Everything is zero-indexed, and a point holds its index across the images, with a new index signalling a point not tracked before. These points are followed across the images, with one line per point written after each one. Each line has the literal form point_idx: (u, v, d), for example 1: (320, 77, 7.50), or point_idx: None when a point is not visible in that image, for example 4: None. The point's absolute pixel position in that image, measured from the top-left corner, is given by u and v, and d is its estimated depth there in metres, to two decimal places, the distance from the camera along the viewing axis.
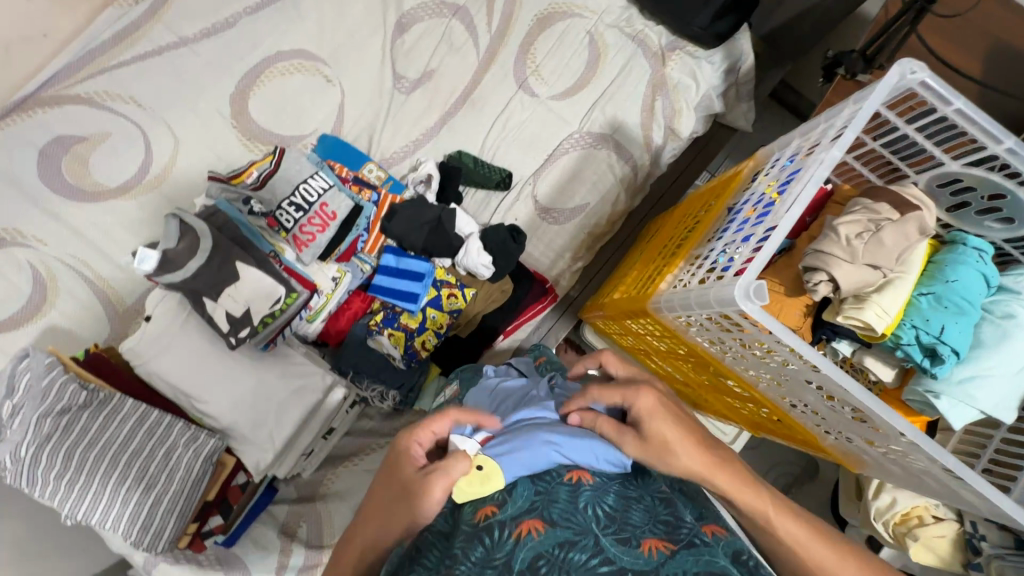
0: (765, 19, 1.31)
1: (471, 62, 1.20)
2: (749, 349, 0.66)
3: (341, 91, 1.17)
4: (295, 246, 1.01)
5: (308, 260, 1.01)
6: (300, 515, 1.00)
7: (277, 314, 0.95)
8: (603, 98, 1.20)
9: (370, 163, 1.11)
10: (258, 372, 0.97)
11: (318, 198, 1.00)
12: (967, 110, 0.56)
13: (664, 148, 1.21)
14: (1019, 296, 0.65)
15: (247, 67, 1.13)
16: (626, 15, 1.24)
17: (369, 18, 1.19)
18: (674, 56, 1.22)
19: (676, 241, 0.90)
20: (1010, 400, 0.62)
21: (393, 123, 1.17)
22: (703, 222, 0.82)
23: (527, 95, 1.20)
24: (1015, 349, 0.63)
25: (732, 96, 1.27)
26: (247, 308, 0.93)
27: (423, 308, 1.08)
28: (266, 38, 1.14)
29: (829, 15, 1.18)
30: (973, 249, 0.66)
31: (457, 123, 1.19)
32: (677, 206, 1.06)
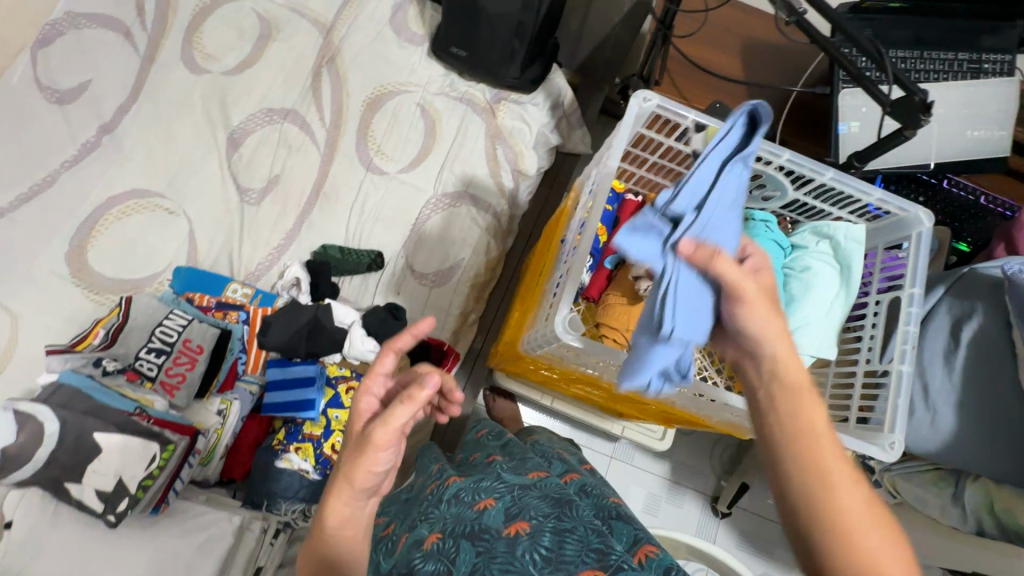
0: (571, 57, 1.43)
1: (315, 158, 1.24)
2: (604, 364, 0.75)
3: (188, 219, 1.17)
4: (165, 393, 0.98)
5: (183, 403, 0.99)
6: None
7: (157, 472, 0.89)
8: (450, 159, 1.28)
9: (233, 283, 1.12)
10: (149, 544, 0.88)
11: (178, 336, 1.00)
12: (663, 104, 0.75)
13: (519, 190, 1.30)
14: (809, 250, 0.82)
15: (79, 220, 1.13)
16: (449, 80, 1.33)
17: (200, 138, 1.22)
18: (501, 105, 1.32)
19: (536, 276, 0.99)
20: (829, 336, 0.79)
21: (251, 236, 1.19)
22: (548, 256, 0.91)
23: (377, 175, 1.26)
24: (822, 295, 0.79)
25: (566, 126, 1.35)
26: (119, 479, 0.87)
27: (325, 411, 1.05)
28: (96, 185, 1.15)
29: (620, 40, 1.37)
30: (761, 221, 0.82)
31: (316, 220, 1.22)
32: (539, 245, 1.09)
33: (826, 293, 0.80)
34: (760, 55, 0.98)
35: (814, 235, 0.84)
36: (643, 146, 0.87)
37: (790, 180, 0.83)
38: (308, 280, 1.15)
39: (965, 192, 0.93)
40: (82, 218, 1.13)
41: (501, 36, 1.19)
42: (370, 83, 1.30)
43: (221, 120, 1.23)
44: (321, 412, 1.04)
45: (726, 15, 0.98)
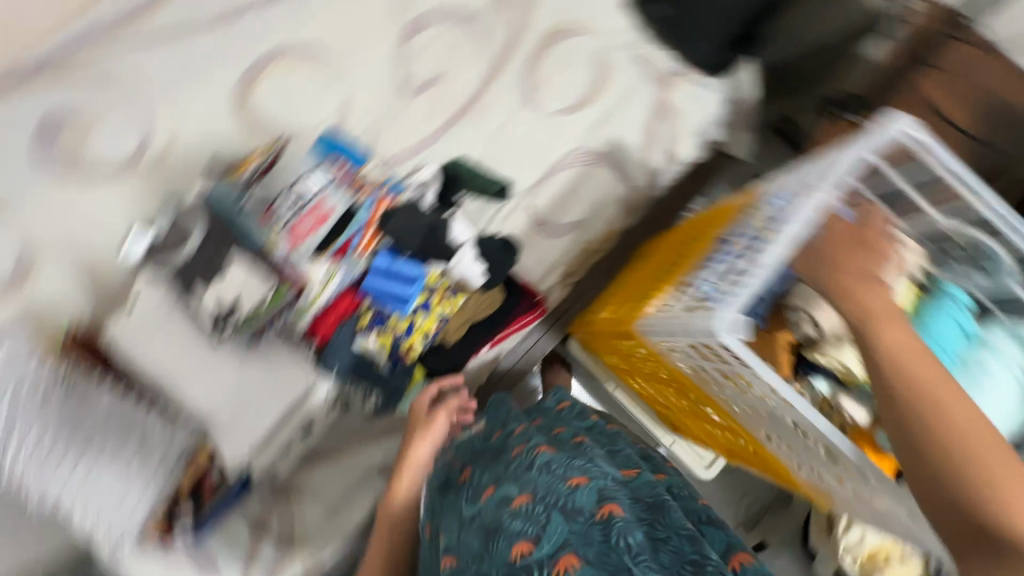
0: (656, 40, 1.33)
1: (482, 65, 1.26)
2: (731, 380, 0.72)
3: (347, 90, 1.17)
4: (289, 240, 0.99)
5: (301, 255, 0.99)
6: (272, 511, 1.12)
7: (309, 304, 1.01)
8: (608, 119, 1.30)
9: (369, 162, 1.14)
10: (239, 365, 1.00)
11: (317, 192, 1.02)
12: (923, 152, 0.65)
13: (659, 171, 1.33)
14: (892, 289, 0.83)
15: (252, 56, 1.08)
16: (635, 37, 1.34)
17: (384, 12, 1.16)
18: (677, 81, 1.34)
19: (667, 264, 0.97)
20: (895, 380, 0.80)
21: (396, 126, 1.22)
22: (691, 251, 0.88)
23: (530, 109, 1.28)
24: None
25: (732, 124, 1.41)
26: (240, 293, 0.98)
27: (414, 311, 1.07)
28: (281, 24, 1.08)
29: (690, 30, 1.28)
30: None
31: (457, 132, 1.26)
32: (675, 227, 1.07)
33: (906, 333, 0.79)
34: None
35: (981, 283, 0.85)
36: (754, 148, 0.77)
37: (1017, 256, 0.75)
38: (439, 182, 1.18)
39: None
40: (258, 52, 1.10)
41: None
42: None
43: None
44: (410, 310, 1.07)
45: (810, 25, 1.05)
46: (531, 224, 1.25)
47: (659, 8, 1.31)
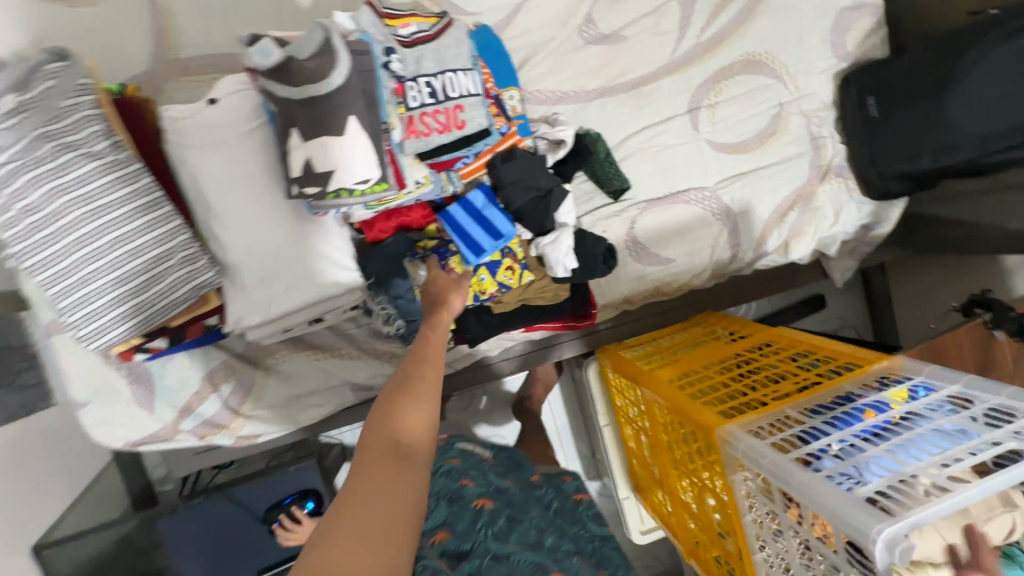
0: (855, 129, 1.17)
1: (663, 56, 1.16)
2: (792, 535, 0.66)
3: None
4: (405, 129, 0.84)
5: (408, 152, 0.85)
6: (233, 370, 1.04)
7: (355, 193, 0.76)
8: (749, 176, 1.20)
9: (515, 89, 1.00)
10: (269, 227, 0.79)
11: (457, 97, 0.86)
12: None
13: (767, 256, 1.24)
14: None
15: None
16: (823, 114, 1.22)
17: None
18: (834, 179, 1.23)
19: (762, 376, 0.91)
20: None
21: (553, 63, 1.10)
22: (807, 381, 0.82)
23: (690, 124, 1.18)
24: None
25: (847, 248, 1.32)
26: (332, 170, 0.72)
27: (479, 266, 0.99)
28: None
29: (902, 144, 1.09)
30: None
31: (610, 106, 1.14)
32: (767, 328, 1.04)
33: None
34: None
35: None
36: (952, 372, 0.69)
37: None
38: (566, 151, 1.05)
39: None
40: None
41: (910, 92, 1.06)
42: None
43: None
44: (476, 263, 0.98)
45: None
46: (626, 237, 1.16)
47: (884, 101, 1.10)
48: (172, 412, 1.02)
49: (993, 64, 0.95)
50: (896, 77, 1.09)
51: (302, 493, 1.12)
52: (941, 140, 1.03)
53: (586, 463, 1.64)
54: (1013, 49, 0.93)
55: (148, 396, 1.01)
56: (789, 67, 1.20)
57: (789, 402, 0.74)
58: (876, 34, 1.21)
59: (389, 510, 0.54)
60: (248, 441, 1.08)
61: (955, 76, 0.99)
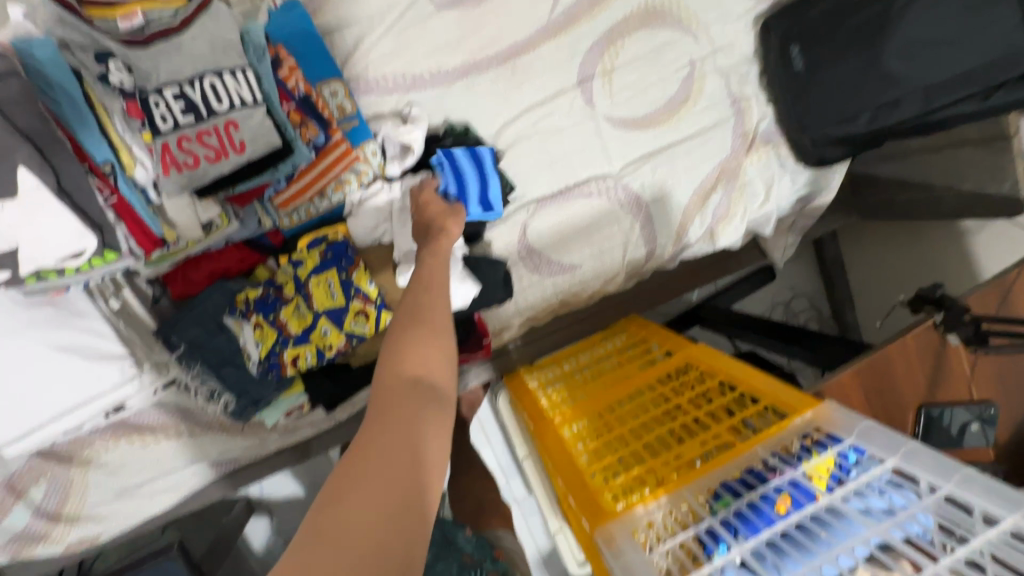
0: (783, 87, 0.96)
1: (540, 17, 0.92)
2: None
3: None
4: (156, 163, 0.62)
5: (171, 193, 0.63)
6: (40, 472, 0.84)
7: (73, 272, 0.55)
8: (661, 155, 1.00)
9: (338, 82, 0.77)
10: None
11: (226, 109, 0.63)
12: None
13: (690, 247, 1.05)
14: None
15: None
16: (744, 70, 1.01)
17: None
18: (761, 148, 1.03)
19: (670, 421, 0.74)
20: None
21: (396, 41, 0.87)
22: (714, 435, 0.65)
23: (583, 99, 0.96)
24: None
25: (787, 224, 1.14)
26: (17, 250, 0.51)
27: (317, 316, 0.77)
28: None
29: (834, 104, 0.90)
30: None
31: (478, 88, 0.92)
32: (686, 347, 0.86)
33: None
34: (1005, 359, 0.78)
35: None
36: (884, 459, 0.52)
37: None
38: (414, 159, 0.83)
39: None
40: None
41: (842, 34, 0.85)
42: None
43: None
44: (313, 312, 0.77)
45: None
46: (519, 247, 0.96)
47: (816, 47, 0.89)
48: None
49: None
50: (824, 18, 0.88)
51: None
52: (879, 98, 0.84)
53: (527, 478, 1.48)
54: None
55: None
56: (699, 14, 0.98)
57: (686, 484, 0.57)
58: None
59: (394, 493, 0.42)
60: (85, 545, 0.89)
61: (891, 20, 0.79)
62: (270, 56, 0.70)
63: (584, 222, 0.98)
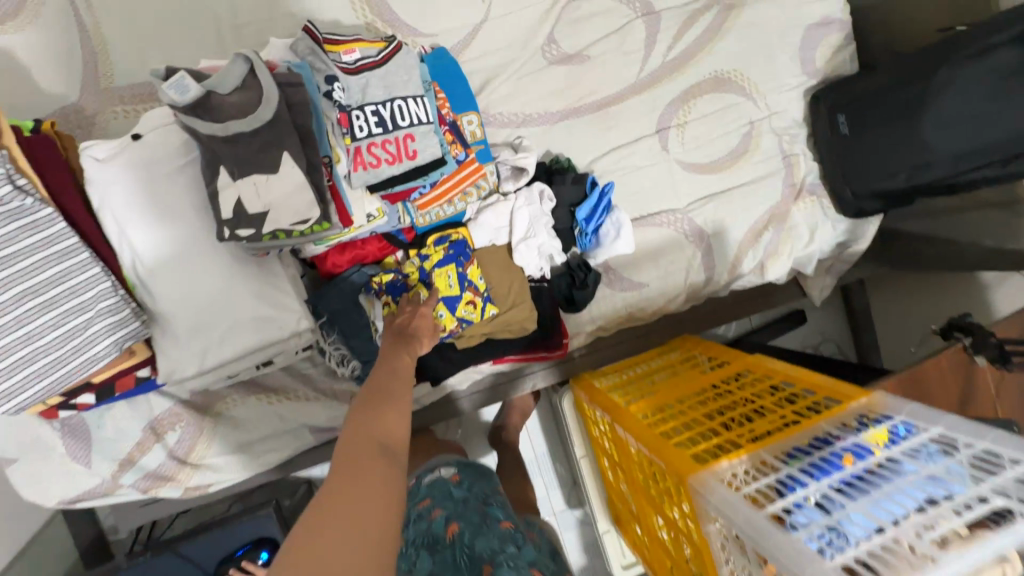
0: (829, 147, 1.14)
1: (629, 76, 1.12)
2: None
3: (486, 14, 1.04)
4: (351, 162, 0.79)
5: (355, 185, 0.80)
6: (180, 417, 0.96)
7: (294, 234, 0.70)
8: (722, 197, 1.17)
9: (474, 113, 0.96)
10: (216, 271, 0.74)
11: (407, 125, 0.80)
12: None
13: (742, 277, 1.20)
14: None
15: None
16: (795, 131, 1.20)
17: None
18: (807, 197, 1.20)
19: (734, 414, 0.86)
20: None
21: (515, 85, 1.06)
22: (783, 420, 0.77)
23: (659, 144, 1.14)
24: None
25: (825, 267, 1.29)
26: (266, 211, 0.66)
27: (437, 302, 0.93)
28: None
29: (876, 164, 1.06)
30: None
31: (575, 127, 1.10)
32: (743, 356, 0.99)
33: None
34: None
35: None
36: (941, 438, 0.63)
37: None
38: (528, 178, 1.01)
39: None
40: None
41: (881, 108, 1.04)
42: (674, 18, 1.13)
43: None
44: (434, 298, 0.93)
45: None
46: (600, 264, 1.10)
47: (857, 116, 1.08)
48: (111, 466, 0.94)
49: (961, 83, 0.92)
50: (866, 94, 1.06)
51: (254, 544, 1.05)
52: (914, 160, 1.01)
53: (567, 491, 1.56)
54: (986, 66, 0.90)
55: (84, 449, 0.93)
56: (758, 84, 1.18)
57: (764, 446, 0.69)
58: (846, 50, 1.19)
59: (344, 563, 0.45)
60: (199, 492, 1.00)
61: (925, 99, 0.96)
62: (432, 90, 0.89)
63: (653, 247, 1.14)
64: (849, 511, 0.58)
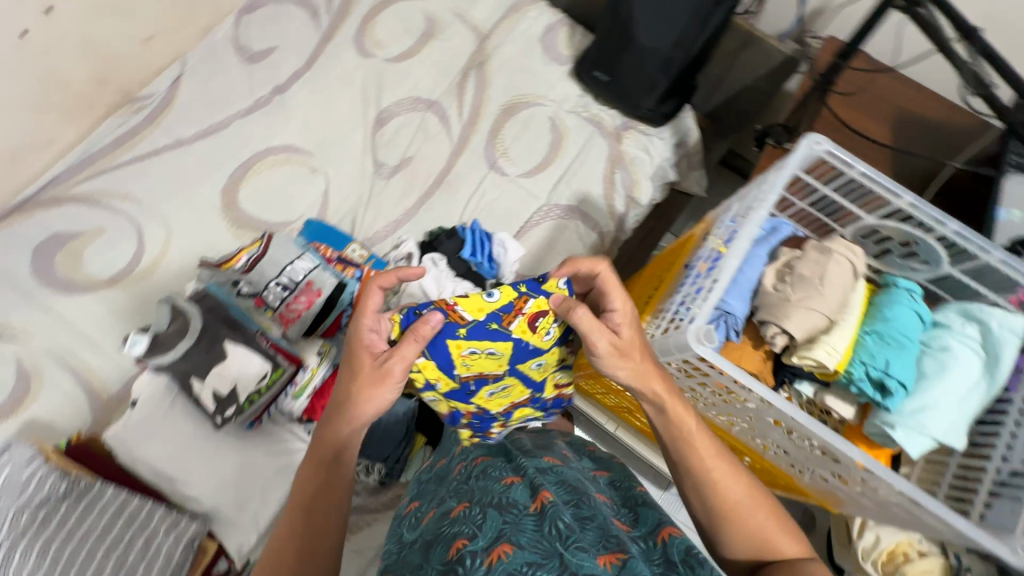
0: (608, 92, 1.42)
1: (446, 147, 1.42)
2: (718, 394, 0.77)
3: (326, 179, 1.37)
4: (281, 322, 1.05)
5: (293, 336, 1.05)
6: None
7: (263, 390, 0.93)
8: (567, 174, 1.41)
9: (352, 243, 1.24)
10: (241, 457, 0.96)
11: (304, 277, 1.06)
12: (916, 203, 0.71)
13: (626, 215, 1.41)
14: (951, 330, 0.73)
15: (238, 165, 1.33)
16: (583, 100, 1.48)
17: (351, 114, 1.42)
18: (627, 134, 1.45)
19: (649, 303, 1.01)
20: (957, 427, 0.69)
21: (373, 206, 1.36)
22: (666, 279, 0.92)
23: (498, 175, 1.41)
24: (960, 378, 0.70)
25: (684, 165, 1.50)
26: (234, 386, 0.91)
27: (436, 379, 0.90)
28: (266, 135, 1.37)
29: (643, 77, 1.32)
30: (904, 290, 0.75)
31: (433, 203, 1.37)
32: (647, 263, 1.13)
33: (965, 376, 0.70)
34: (909, 124, 1.06)
35: (960, 316, 0.74)
36: (794, 191, 0.80)
37: None
38: (418, 257, 1.26)
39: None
40: (242, 160, 1.34)
41: (612, 48, 1.33)
42: (448, 94, 1.47)
43: (312, 115, 1.40)
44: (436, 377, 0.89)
45: (856, 75, 1.09)
46: (515, 278, 1.30)
47: (605, 63, 1.37)
48: None
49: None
50: (598, 49, 1.36)
51: None
52: (657, 60, 1.28)
53: None
54: None
55: None
56: (535, 91, 1.48)
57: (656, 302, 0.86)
58: (576, 33, 1.52)
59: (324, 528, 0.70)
60: None
61: (626, 25, 1.26)
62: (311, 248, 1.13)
63: (546, 239, 1.36)
64: (695, 286, 0.77)
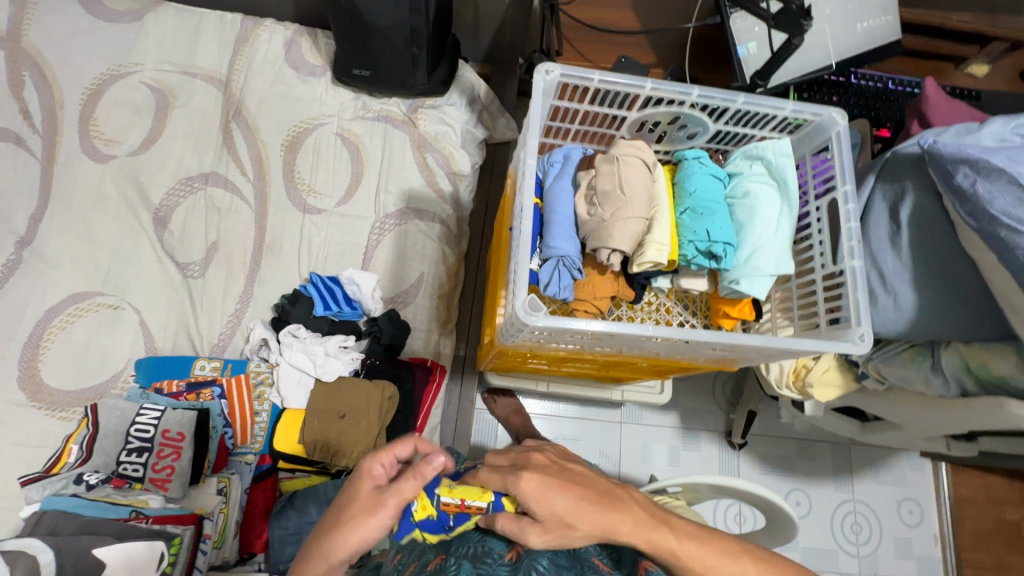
0: (379, 83, 1.35)
1: (247, 214, 1.29)
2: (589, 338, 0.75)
3: (135, 310, 1.19)
4: (157, 489, 0.98)
5: (178, 493, 0.98)
6: None
7: (169, 568, 0.90)
8: (383, 180, 1.34)
9: (198, 360, 1.13)
10: None
11: (156, 430, 0.99)
12: (657, 85, 0.76)
13: (457, 192, 1.38)
14: (745, 176, 0.80)
15: (21, 345, 1.13)
16: (361, 102, 1.40)
17: (125, 228, 1.24)
18: (419, 114, 1.40)
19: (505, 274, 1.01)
20: (783, 257, 0.76)
21: (203, 311, 1.21)
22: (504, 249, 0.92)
23: (315, 215, 1.31)
24: (766, 216, 0.77)
25: (488, 116, 1.44)
26: None
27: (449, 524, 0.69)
28: (37, 298, 1.16)
29: (399, 54, 1.26)
30: (693, 160, 0.80)
31: (264, 275, 1.25)
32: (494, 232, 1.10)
33: (769, 212, 0.78)
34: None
35: (747, 160, 0.81)
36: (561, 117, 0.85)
37: (810, 130, 0.83)
38: (274, 338, 1.17)
39: (873, 83, 1.09)
40: (23, 339, 1.13)
41: (355, 40, 1.25)
42: (220, 158, 1.31)
43: (78, 250, 1.20)
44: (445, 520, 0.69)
45: None
46: (383, 305, 1.26)
47: (359, 57, 1.29)
48: None
49: None
50: (344, 47, 1.27)
51: None
52: (403, 34, 1.21)
53: None
54: None
55: None
56: (309, 114, 1.37)
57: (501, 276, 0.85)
58: (319, 37, 1.41)
59: None
60: None
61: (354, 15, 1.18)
62: (151, 392, 1.08)
63: (394, 254, 1.30)
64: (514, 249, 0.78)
